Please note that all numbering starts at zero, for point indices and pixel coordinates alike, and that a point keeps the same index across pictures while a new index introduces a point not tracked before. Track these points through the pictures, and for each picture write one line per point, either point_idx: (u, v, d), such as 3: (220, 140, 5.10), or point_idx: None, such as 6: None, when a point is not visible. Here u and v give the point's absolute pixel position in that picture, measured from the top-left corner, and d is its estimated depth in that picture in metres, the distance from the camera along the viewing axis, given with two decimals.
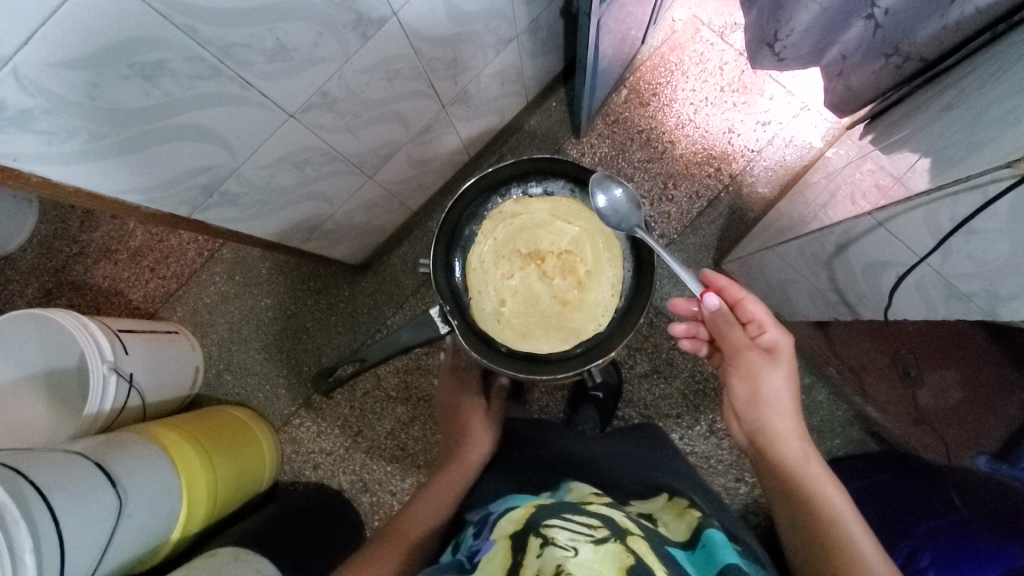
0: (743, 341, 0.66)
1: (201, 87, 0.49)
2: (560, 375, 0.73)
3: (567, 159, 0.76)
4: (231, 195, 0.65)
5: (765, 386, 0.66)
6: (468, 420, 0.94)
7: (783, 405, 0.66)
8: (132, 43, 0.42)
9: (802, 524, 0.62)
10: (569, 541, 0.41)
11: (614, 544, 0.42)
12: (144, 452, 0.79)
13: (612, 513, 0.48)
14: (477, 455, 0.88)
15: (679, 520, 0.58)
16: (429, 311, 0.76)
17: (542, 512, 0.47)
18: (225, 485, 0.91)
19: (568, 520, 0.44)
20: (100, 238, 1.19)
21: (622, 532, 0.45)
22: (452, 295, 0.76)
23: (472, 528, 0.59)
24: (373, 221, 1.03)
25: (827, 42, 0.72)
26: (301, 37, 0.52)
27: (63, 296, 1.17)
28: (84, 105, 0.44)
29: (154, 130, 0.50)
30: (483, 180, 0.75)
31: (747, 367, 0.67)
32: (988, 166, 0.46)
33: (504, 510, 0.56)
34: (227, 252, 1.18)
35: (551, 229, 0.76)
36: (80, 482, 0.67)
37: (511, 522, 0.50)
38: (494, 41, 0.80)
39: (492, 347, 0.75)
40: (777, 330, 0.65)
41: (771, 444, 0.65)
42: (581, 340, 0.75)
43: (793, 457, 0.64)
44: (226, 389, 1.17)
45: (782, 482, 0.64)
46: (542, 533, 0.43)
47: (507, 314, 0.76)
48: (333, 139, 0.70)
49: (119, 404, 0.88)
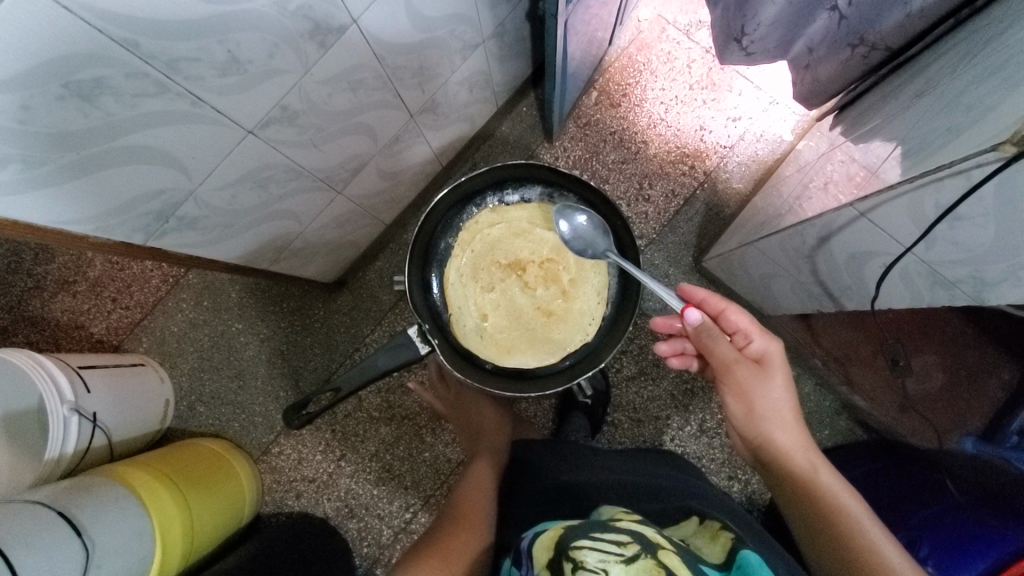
0: (732, 356, 0.64)
1: (146, 105, 0.46)
2: (549, 389, 0.72)
3: (540, 163, 0.74)
4: (189, 219, 0.61)
5: (763, 400, 0.64)
6: (477, 412, 0.98)
7: (783, 416, 0.64)
8: (59, 63, 0.38)
9: (825, 543, 0.59)
10: (600, 564, 0.40)
11: (645, 562, 0.41)
12: (111, 495, 0.74)
13: (642, 527, 0.46)
14: (501, 440, 0.95)
15: (715, 543, 0.53)
16: (408, 330, 0.73)
17: (569, 535, 0.45)
18: (204, 523, 0.86)
19: (596, 539, 0.43)
20: (56, 269, 1.12)
21: (652, 546, 0.43)
22: (430, 314, 0.74)
23: (509, 562, 0.58)
24: (345, 237, 0.99)
25: (792, 36, 0.72)
26: (255, 48, 0.49)
27: (19, 334, 1.11)
28: (12, 130, 0.40)
29: (98, 154, 0.47)
30: (456, 192, 0.73)
31: (739, 383, 0.65)
32: (973, 150, 0.44)
33: (535, 535, 0.53)
34: (193, 276, 1.13)
35: (530, 238, 0.74)
36: (41, 535, 0.62)
37: (541, 550, 0.48)
38: (460, 47, 0.78)
39: (479, 366, 0.73)
40: (763, 338, 0.65)
41: (779, 459, 0.64)
42: (569, 352, 0.73)
43: (801, 472, 0.63)
44: (200, 422, 1.12)
45: (797, 495, 0.62)
46: (571, 557, 0.42)
47: (490, 329, 0.74)
48: (297, 153, 0.67)
49: (82, 447, 0.83)
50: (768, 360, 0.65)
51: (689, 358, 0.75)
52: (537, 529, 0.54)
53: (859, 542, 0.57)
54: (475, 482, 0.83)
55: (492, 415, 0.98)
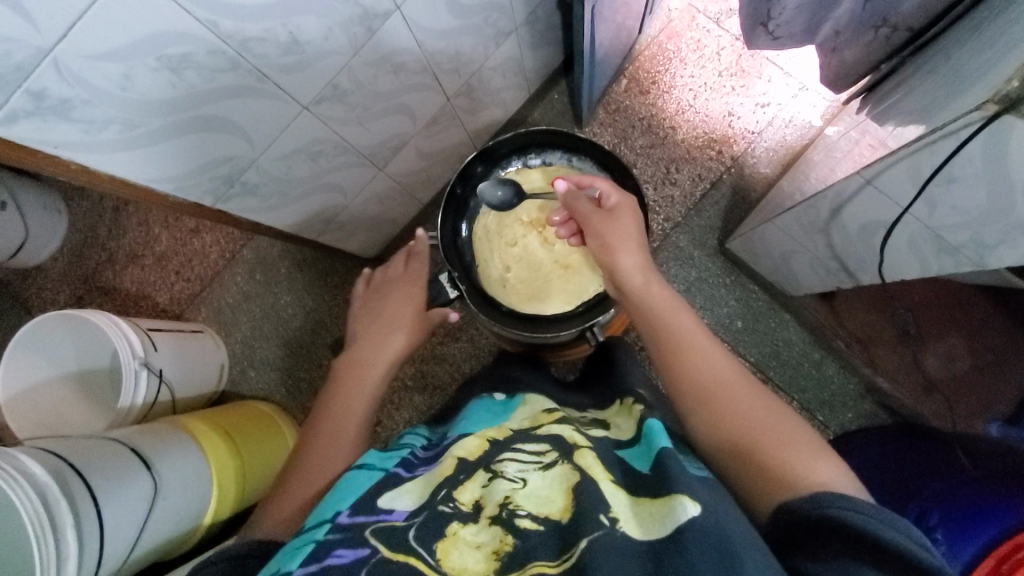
0: (587, 209, 0.68)
1: (222, 79, 0.53)
2: (564, 332, 0.77)
3: (560, 128, 0.80)
4: (251, 185, 0.70)
5: (618, 241, 0.65)
6: (378, 328, 0.75)
7: (638, 259, 0.65)
8: (154, 39, 0.45)
9: (671, 366, 0.57)
10: (518, 473, 0.44)
11: (562, 468, 0.45)
12: (178, 442, 0.84)
13: (562, 430, 0.50)
14: (382, 361, 0.72)
15: (630, 420, 0.55)
16: (439, 277, 0.82)
17: (492, 445, 0.49)
18: (252, 469, 0.96)
19: (517, 451, 0.47)
20: (127, 244, 1.25)
21: (569, 449, 0.47)
22: (461, 264, 0.80)
23: (419, 436, 0.60)
24: (384, 214, 1.07)
25: (819, 18, 0.75)
26: (313, 31, 0.56)
27: (94, 301, 1.24)
28: (118, 96, 0.48)
29: (178, 122, 0.54)
30: (485, 154, 0.80)
31: (597, 229, 0.67)
32: (958, 111, 0.45)
33: (454, 432, 0.56)
34: (247, 252, 1.24)
35: (551, 198, 0.80)
36: (117, 467, 0.71)
37: (459, 446, 0.50)
38: (493, 34, 0.84)
39: (494, 307, 0.79)
40: (619, 196, 0.69)
41: (635, 291, 0.63)
42: (584, 299, 0.78)
43: (653, 306, 0.61)
44: (250, 385, 1.22)
45: (651, 324, 0.60)
46: (492, 467, 0.46)
47: (512, 280, 0.80)
48: (344, 130, 0.74)
49: (150, 399, 0.93)
50: (619, 210, 0.67)
51: (570, 221, 0.74)
52: (460, 426, 0.57)
53: (691, 354, 0.56)
54: (338, 412, 0.66)
55: (382, 374, 0.72)
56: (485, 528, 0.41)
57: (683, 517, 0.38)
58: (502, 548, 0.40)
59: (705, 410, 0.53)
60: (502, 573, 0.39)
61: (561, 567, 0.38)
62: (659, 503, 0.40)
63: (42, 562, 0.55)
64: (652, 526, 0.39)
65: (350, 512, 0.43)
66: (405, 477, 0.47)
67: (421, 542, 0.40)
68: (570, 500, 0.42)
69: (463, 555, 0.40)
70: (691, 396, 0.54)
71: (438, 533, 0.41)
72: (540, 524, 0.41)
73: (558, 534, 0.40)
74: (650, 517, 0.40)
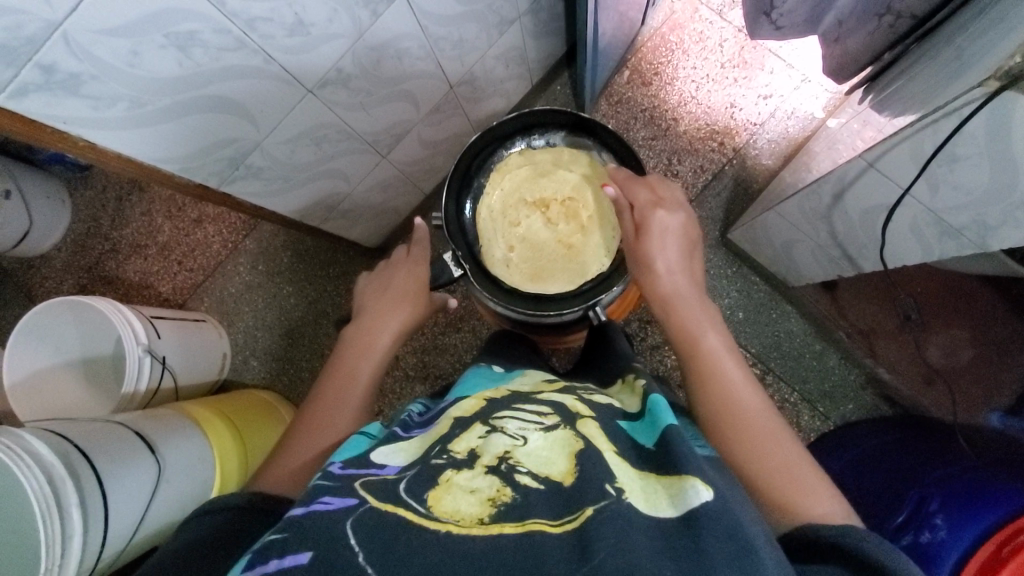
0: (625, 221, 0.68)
1: (229, 58, 0.54)
2: (567, 311, 0.78)
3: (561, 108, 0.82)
4: (255, 169, 0.70)
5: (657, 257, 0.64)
6: (379, 304, 0.74)
7: (676, 277, 0.63)
8: (161, 16, 0.46)
9: (697, 383, 0.56)
10: (519, 430, 0.44)
11: (563, 433, 0.45)
12: (181, 426, 0.84)
13: (562, 399, 0.51)
14: (382, 336, 0.71)
15: (633, 395, 0.55)
16: (444, 257, 0.80)
17: (493, 406, 0.50)
18: (254, 454, 0.96)
19: (518, 411, 0.47)
20: (129, 234, 1.25)
21: (571, 417, 0.47)
22: (465, 243, 0.81)
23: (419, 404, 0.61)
24: (386, 203, 1.07)
25: (822, 8, 0.75)
26: (317, 12, 0.56)
27: (98, 290, 1.24)
28: (125, 73, 0.48)
29: (182, 102, 0.54)
30: (489, 133, 0.81)
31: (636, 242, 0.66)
32: (960, 90, 0.45)
33: (451, 399, 0.56)
34: (250, 242, 1.24)
35: (553, 178, 0.80)
36: (119, 449, 0.71)
37: (457, 409, 0.51)
38: (496, 21, 0.84)
39: (498, 286, 0.79)
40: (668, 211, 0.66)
41: (667, 306, 0.62)
42: (587, 279, 0.79)
43: (687, 322, 0.59)
44: (253, 374, 1.22)
45: (682, 339, 0.59)
46: (492, 422, 0.46)
47: (516, 260, 0.80)
48: (348, 116, 0.74)
49: (153, 386, 0.93)
50: (658, 227, 0.65)
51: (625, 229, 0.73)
52: (457, 391, 0.58)
53: (719, 374, 0.55)
54: (336, 383, 0.65)
55: (384, 350, 0.70)
56: (481, 475, 0.40)
57: (697, 501, 0.38)
58: (499, 496, 0.39)
59: (716, 428, 0.52)
60: (498, 519, 0.38)
61: (562, 527, 0.37)
62: (669, 483, 0.40)
63: (47, 539, 0.55)
64: (660, 504, 0.39)
65: (343, 464, 0.45)
66: (401, 437, 0.49)
67: (411, 493, 0.39)
68: (574, 465, 0.42)
69: (455, 499, 0.39)
70: (709, 412, 0.53)
71: (431, 482, 0.40)
72: (541, 482, 0.40)
73: (558, 496, 0.39)
74: (659, 495, 0.40)
